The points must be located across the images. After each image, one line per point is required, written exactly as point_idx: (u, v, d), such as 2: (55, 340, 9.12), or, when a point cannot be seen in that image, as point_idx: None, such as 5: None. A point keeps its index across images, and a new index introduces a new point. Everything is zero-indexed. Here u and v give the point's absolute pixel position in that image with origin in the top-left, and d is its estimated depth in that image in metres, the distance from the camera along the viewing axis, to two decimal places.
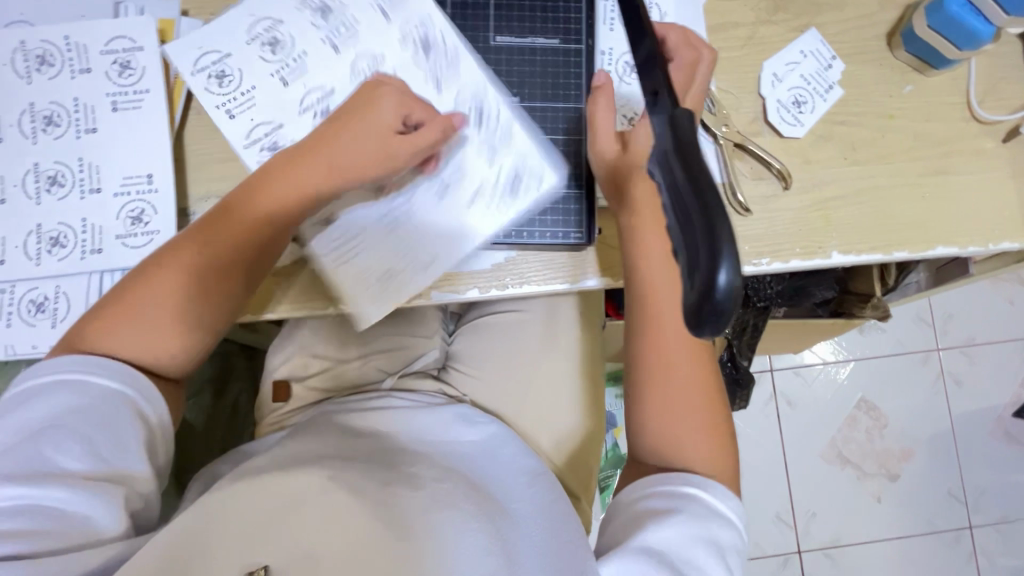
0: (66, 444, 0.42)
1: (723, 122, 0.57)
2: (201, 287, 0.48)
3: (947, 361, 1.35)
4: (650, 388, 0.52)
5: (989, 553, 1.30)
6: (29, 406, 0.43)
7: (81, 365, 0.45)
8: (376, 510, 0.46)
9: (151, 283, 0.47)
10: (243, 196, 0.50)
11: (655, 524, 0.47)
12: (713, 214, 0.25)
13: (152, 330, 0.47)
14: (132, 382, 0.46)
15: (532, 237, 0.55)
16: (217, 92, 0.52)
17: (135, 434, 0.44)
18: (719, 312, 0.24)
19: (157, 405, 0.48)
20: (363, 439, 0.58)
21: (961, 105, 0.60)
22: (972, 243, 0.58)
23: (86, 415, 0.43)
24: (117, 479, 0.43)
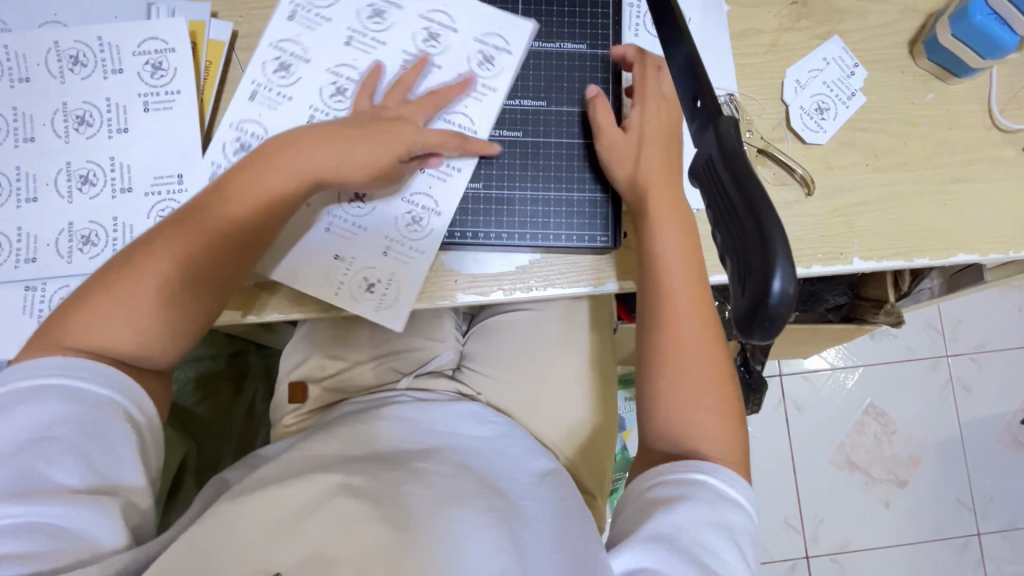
0: (58, 459, 0.41)
1: (747, 129, 0.59)
2: (191, 282, 0.48)
3: (957, 368, 1.35)
4: (662, 372, 0.52)
5: (997, 560, 1.30)
6: (14, 414, 0.42)
7: (67, 369, 0.44)
8: (382, 512, 0.48)
9: (136, 277, 0.47)
10: (245, 188, 0.50)
11: (664, 511, 0.47)
12: (765, 221, 0.25)
13: (139, 325, 0.47)
14: (124, 389, 0.46)
15: (557, 240, 0.56)
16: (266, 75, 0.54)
17: (127, 441, 0.44)
18: (771, 317, 0.25)
19: (144, 406, 0.47)
20: (384, 438, 0.59)
21: (983, 113, 0.60)
22: (993, 250, 0.59)
23: (75, 422, 0.42)
24: (114, 490, 0.43)
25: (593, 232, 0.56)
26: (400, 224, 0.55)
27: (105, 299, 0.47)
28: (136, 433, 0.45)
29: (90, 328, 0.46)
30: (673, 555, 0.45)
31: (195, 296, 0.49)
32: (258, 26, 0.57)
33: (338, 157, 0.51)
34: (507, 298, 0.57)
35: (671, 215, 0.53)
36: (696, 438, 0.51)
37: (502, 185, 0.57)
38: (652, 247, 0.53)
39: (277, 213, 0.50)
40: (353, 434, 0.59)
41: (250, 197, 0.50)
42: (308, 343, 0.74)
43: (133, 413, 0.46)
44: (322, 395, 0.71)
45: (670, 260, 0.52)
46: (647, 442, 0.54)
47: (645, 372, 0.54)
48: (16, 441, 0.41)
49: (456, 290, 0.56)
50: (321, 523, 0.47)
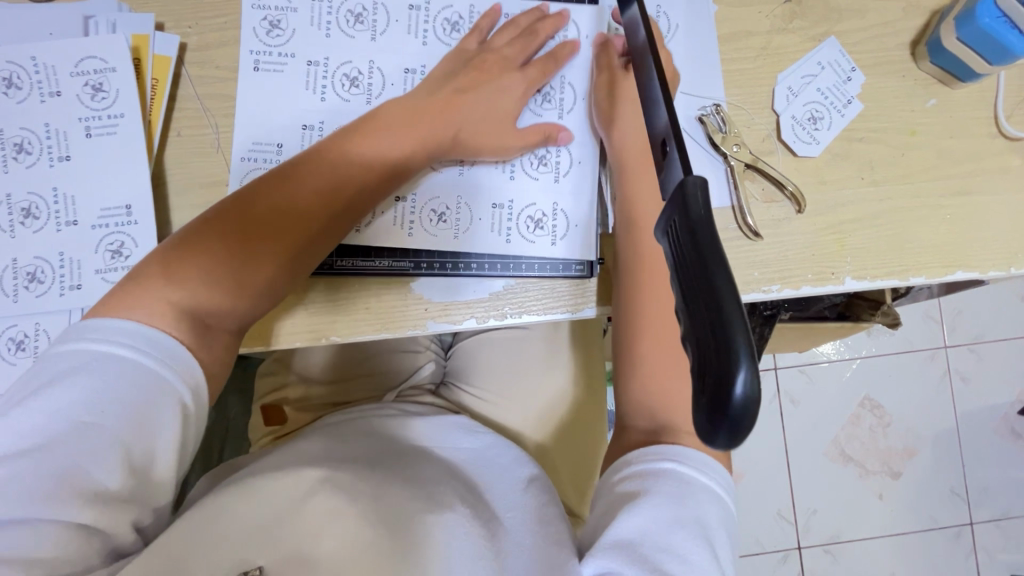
0: (98, 449, 0.39)
1: (735, 142, 0.54)
2: (293, 239, 0.47)
3: (954, 359, 1.33)
4: (642, 349, 0.51)
5: (989, 549, 1.31)
6: (78, 382, 0.40)
7: (137, 341, 0.42)
8: (370, 513, 0.48)
9: (242, 232, 0.46)
10: (358, 139, 0.50)
11: (629, 511, 0.44)
12: (728, 311, 0.22)
13: (223, 284, 0.45)
14: (184, 374, 0.43)
15: (531, 268, 0.54)
16: (263, 40, 0.53)
17: (169, 439, 0.42)
18: (734, 423, 0.21)
19: (199, 397, 0.44)
20: (366, 446, 0.58)
21: (988, 119, 0.56)
22: (994, 267, 0.55)
23: (126, 412, 0.40)
24: (133, 502, 0.41)
25: (585, 228, 0.55)
26: (394, 216, 0.54)
27: (193, 253, 0.45)
28: (182, 430, 0.43)
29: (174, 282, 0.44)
30: (636, 562, 0.42)
31: (281, 258, 0.47)
32: (209, 38, 0.53)
33: (460, 122, 0.52)
34: (480, 326, 0.54)
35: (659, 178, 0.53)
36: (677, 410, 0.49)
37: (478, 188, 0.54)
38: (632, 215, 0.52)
39: (387, 183, 0.50)
40: (336, 444, 0.58)
41: (364, 151, 0.50)
42: (280, 367, 0.72)
43: (187, 405, 0.43)
44: (298, 417, 0.69)
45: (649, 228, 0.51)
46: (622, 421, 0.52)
47: (623, 351, 0.52)
48: (70, 417, 0.39)
49: (427, 319, 0.53)
50: (307, 522, 0.47)
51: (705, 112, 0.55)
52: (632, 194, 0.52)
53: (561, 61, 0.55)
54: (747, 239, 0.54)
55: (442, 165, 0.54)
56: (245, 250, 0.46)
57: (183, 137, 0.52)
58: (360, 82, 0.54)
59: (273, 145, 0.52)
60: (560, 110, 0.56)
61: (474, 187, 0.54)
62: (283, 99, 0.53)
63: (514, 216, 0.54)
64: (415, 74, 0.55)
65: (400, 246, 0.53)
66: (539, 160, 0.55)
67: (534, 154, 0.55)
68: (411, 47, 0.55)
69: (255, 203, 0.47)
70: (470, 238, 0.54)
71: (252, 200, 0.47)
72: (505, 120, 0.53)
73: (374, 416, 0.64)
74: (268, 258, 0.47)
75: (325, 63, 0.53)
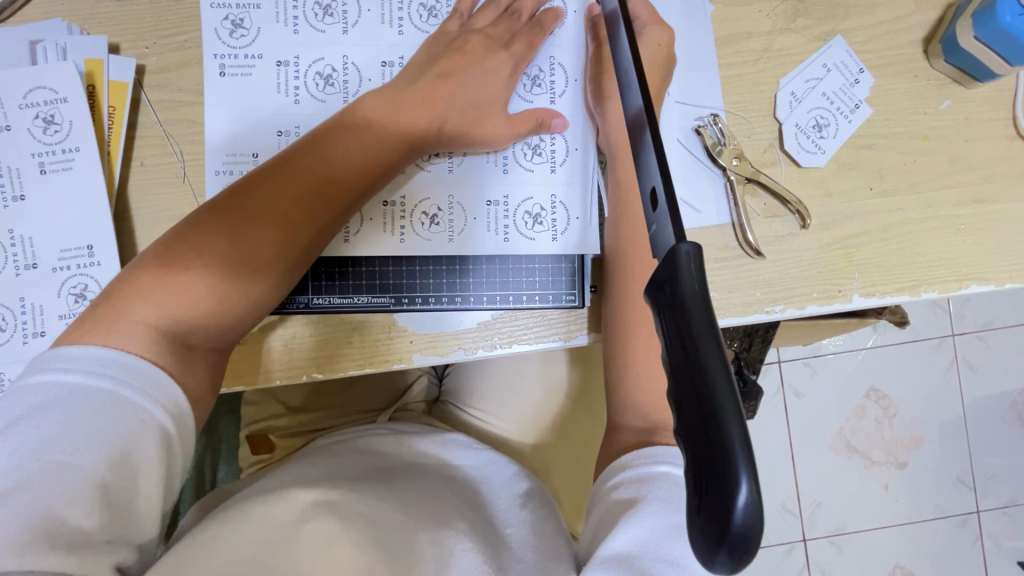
0: (71, 490, 0.35)
1: (736, 154, 0.51)
2: (274, 245, 0.44)
3: (963, 347, 1.27)
4: (642, 375, 0.47)
5: (997, 536, 1.26)
6: (47, 416, 0.36)
7: (115, 369, 0.38)
8: (372, 537, 0.46)
9: (217, 242, 0.42)
10: (336, 136, 0.46)
11: (626, 521, 0.39)
12: (724, 413, 0.20)
13: (204, 299, 0.42)
14: (166, 401, 0.39)
15: (519, 301, 0.50)
16: (227, 43, 0.49)
17: (152, 473, 0.38)
18: (735, 547, 0.19)
19: (185, 429, 0.40)
20: (365, 464, 0.57)
21: (1005, 121, 0.53)
22: (1011, 279, 0.52)
23: (103, 446, 0.36)
24: (113, 544, 0.37)
25: (587, 219, 0.51)
26: (378, 233, 0.50)
27: (171, 268, 0.42)
28: (167, 463, 0.39)
29: (153, 302, 0.41)
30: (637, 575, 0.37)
31: (267, 263, 0.44)
32: (168, 58, 0.49)
33: (445, 109, 0.48)
34: (469, 357, 0.51)
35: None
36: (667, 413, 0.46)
37: (465, 194, 0.50)
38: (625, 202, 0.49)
39: (373, 180, 0.47)
40: (333, 464, 0.56)
41: (345, 146, 0.46)
42: (266, 394, 0.69)
43: (170, 435, 0.39)
44: (285, 445, 0.66)
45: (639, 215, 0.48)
46: (613, 427, 0.48)
47: (615, 375, 0.48)
48: (38, 456, 0.35)
49: (413, 352, 0.50)
50: (307, 548, 0.44)
51: (702, 123, 0.51)
52: (627, 177, 0.49)
53: (546, 29, 0.51)
54: (749, 258, 0.51)
55: (429, 162, 0.50)
56: (225, 260, 0.42)
57: (146, 168, 0.48)
58: (335, 79, 0.50)
59: (249, 155, 0.49)
60: (551, 94, 0.51)
61: (466, 187, 0.50)
62: (250, 115, 0.49)
63: (511, 212, 0.50)
64: (393, 66, 0.50)
65: (388, 252, 0.50)
66: (533, 150, 0.51)
67: (527, 143, 0.51)
68: (386, 36, 0.50)
69: (232, 209, 0.43)
70: (464, 242, 0.50)
71: (230, 206, 0.44)
72: (494, 109, 0.49)
73: (369, 438, 0.61)
74: (252, 266, 0.43)
75: (295, 62, 0.49)
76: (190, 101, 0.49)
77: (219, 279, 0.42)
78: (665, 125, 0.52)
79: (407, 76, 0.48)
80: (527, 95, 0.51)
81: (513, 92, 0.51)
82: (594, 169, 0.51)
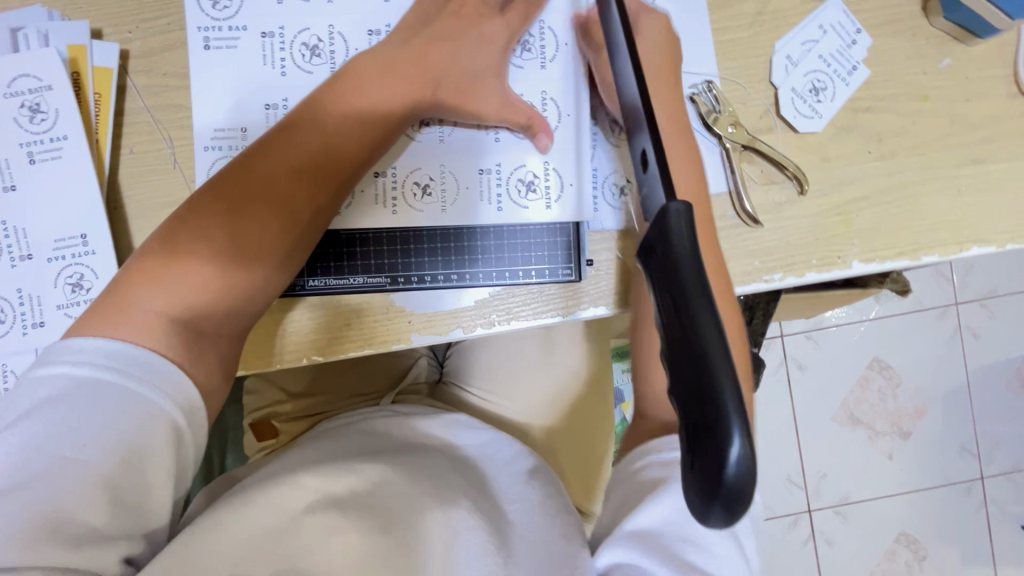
0: (82, 483, 0.35)
1: (730, 122, 0.50)
2: (269, 224, 0.43)
3: (966, 315, 1.26)
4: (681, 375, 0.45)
5: (1001, 501, 1.26)
6: (59, 408, 0.36)
7: (121, 362, 0.38)
8: (370, 524, 0.47)
9: (212, 225, 0.42)
10: (326, 112, 0.45)
11: (649, 499, 0.39)
12: (716, 368, 0.19)
13: (208, 282, 0.42)
14: (174, 395, 0.39)
15: (515, 275, 0.50)
16: (210, 15, 0.48)
17: (163, 465, 0.38)
18: (729, 501, 0.19)
19: (196, 421, 0.40)
20: (371, 447, 0.57)
21: (1006, 78, 0.52)
22: (1012, 240, 0.52)
23: (112, 440, 0.36)
24: (127, 535, 0.37)
25: (582, 185, 0.50)
26: (371, 208, 0.49)
27: (171, 253, 0.42)
28: (178, 455, 0.39)
29: (160, 291, 0.41)
30: (656, 553, 0.38)
31: (268, 240, 0.43)
32: (152, 42, 0.48)
33: (436, 78, 0.46)
34: (468, 335, 0.50)
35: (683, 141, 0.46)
36: None
37: (457, 167, 0.50)
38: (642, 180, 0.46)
39: (365, 156, 0.46)
40: (339, 445, 0.57)
41: (335, 122, 0.45)
42: (265, 381, 0.69)
43: (181, 429, 0.39)
44: (288, 430, 0.66)
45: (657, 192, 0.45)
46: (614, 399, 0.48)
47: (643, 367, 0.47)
48: (50, 451, 0.35)
49: (411, 331, 0.50)
50: (307, 536, 0.45)
51: (696, 90, 0.51)
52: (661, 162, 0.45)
53: None
54: (746, 226, 0.50)
55: (420, 132, 0.49)
56: (221, 243, 0.42)
57: (136, 155, 0.48)
58: (321, 49, 0.49)
59: (237, 129, 0.48)
60: (542, 60, 0.50)
61: (458, 158, 0.50)
62: (237, 94, 0.48)
63: (504, 179, 0.50)
64: (380, 35, 0.49)
65: (382, 227, 0.50)
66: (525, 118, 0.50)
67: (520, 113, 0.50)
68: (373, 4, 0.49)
69: (231, 189, 0.43)
70: (458, 212, 0.50)
71: (228, 186, 0.43)
72: (486, 79, 0.48)
73: (374, 420, 0.62)
74: (255, 244, 0.43)
75: (280, 33, 0.48)
76: (177, 84, 0.49)
77: (215, 261, 0.42)
78: None
79: (398, 44, 0.47)
80: (521, 61, 0.50)
81: (508, 61, 0.49)
82: (588, 136, 0.50)
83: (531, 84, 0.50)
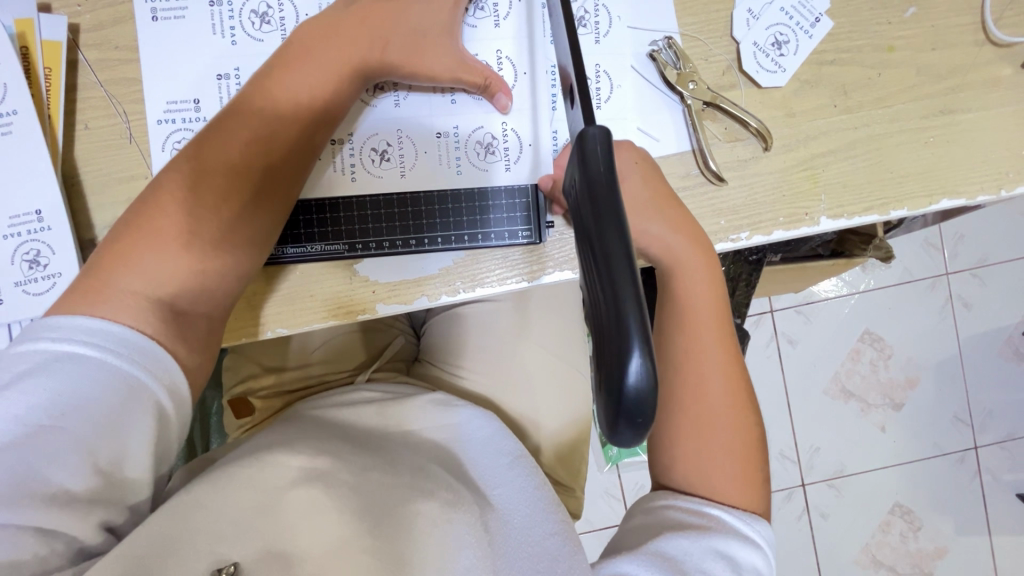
0: (58, 451, 0.35)
1: (691, 79, 0.49)
2: (232, 197, 0.42)
3: (957, 285, 1.24)
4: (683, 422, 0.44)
5: (996, 470, 1.25)
6: (39, 382, 0.36)
7: (100, 338, 0.38)
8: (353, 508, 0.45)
9: (175, 200, 0.42)
10: (278, 78, 0.44)
11: (678, 532, 0.41)
12: (620, 287, 0.20)
13: (181, 258, 0.41)
14: (154, 369, 0.38)
15: (476, 240, 0.49)
16: None
17: (143, 439, 0.38)
18: (632, 416, 0.20)
19: (178, 397, 0.40)
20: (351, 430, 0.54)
21: (972, 26, 0.51)
22: (983, 191, 0.51)
23: (89, 413, 0.36)
24: (105, 501, 0.37)
25: (540, 145, 0.50)
26: (329, 178, 0.49)
27: (135, 229, 0.41)
28: (158, 428, 0.39)
29: (134, 271, 0.40)
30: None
31: (238, 214, 0.43)
32: (102, 15, 0.48)
33: (383, 38, 0.46)
34: (433, 304, 0.50)
35: (694, 271, 0.45)
36: (706, 464, 0.44)
37: (415, 133, 0.49)
38: (674, 284, 0.46)
39: (324, 122, 0.45)
40: (314, 426, 0.54)
41: (287, 89, 0.44)
42: (238, 356, 0.68)
43: (165, 409, 0.39)
44: (264, 407, 0.66)
45: (695, 276, 0.45)
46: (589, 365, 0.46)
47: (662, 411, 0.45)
48: (30, 425, 0.35)
49: (376, 302, 0.49)
50: (291, 515, 0.43)
51: (656, 47, 0.50)
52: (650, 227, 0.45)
53: None
54: (710, 184, 0.50)
55: (375, 97, 0.49)
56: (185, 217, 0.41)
57: (91, 130, 0.48)
58: (271, 17, 0.48)
59: (191, 102, 0.48)
60: (496, 18, 0.49)
61: (414, 122, 0.49)
62: (189, 63, 0.48)
63: (463, 143, 0.49)
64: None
65: (342, 196, 0.49)
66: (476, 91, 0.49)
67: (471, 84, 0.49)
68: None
69: (197, 163, 0.43)
70: (417, 177, 0.49)
71: (194, 160, 0.43)
72: (437, 37, 0.47)
73: (344, 408, 0.57)
74: (221, 217, 0.42)
75: (228, 1, 0.48)
76: (129, 56, 0.48)
77: (179, 234, 0.41)
78: (617, 50, 0.50)
79: (346, 7, 0.46)
80: (473, 21, 0.49)
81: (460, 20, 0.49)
82: (545, 94, 0.50)
83: (485, 45, 0.49)
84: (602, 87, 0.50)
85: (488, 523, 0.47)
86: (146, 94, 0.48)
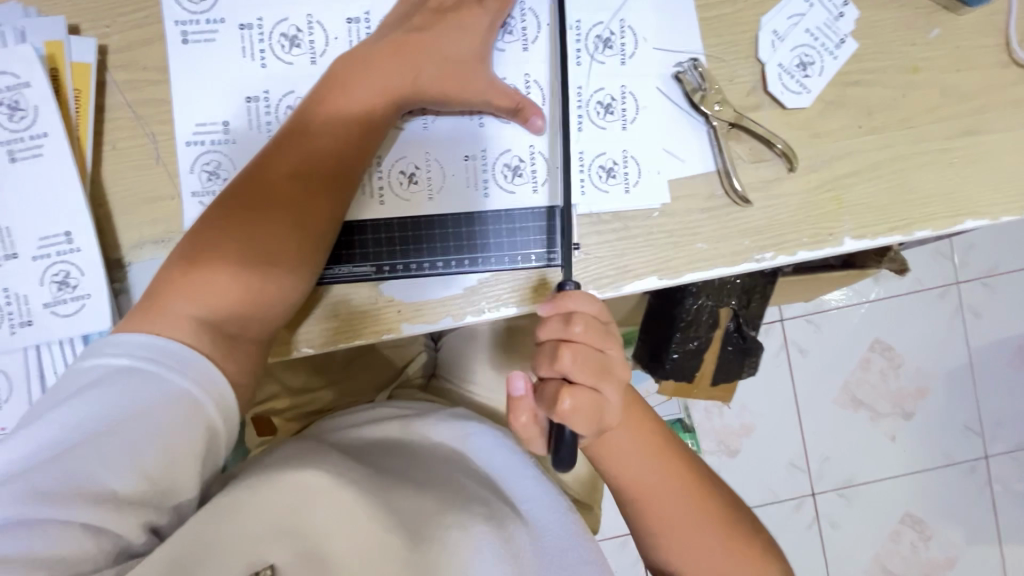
0: (112, 456, 0.36)
1: (717, 100, 0.49)
2: (280, 226, 0.43)
3: (968, 294, 1.24)
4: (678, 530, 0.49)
5: (1006, 480, 1.24)
6: (102, 391, 0.37)
7: (153, 352, 0.39)
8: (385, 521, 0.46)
9: (229, 231, 0.43)
10: (317, 110, 0.45)
11: None
12: None
13: (235, 286, 0.42)
14: (205, 385, 0.39)
15: (501, 261, 0.49)
16: (187, 8, 0.48)
17: (191, 452, 0.38)
18: None
19: (226, 412, 0.40)
20: (375, 451, 0.54)
21: (996, 47, 0.51)
22: (1006, 212, 0.51)
23: (143, 421, 0.37)
24: (152, 505, 0.37)
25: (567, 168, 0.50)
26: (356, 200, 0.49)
27: (191, 259, 0.42)
28: (206, 442, 0.39)
29: (186, 294, 0.41)
30: None
31: (284, 240, 0.43)
32: (129, 37, 0.48)
33: (417, 68, 0.46)
34: (457, 324, 0.50)
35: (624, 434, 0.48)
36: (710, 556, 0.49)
37: (442, 155, 0.49)
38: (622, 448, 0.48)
39: (364, 148, 0.45)
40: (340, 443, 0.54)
41: (327, 120, 0.45)
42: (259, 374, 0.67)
43: (216, 426, 0.40)
44: (287, 427, 0.66)
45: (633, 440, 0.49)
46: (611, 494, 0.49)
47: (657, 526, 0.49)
48: (88, 430, 0.36)
49: (401, 322, 0.49)
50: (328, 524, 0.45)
51: (682, 68, 0.50)
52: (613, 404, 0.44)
53: None
54: (735, 205, 0.50)
55: (403, 120, 0.49)
56: (238, 250, 0.43)
57: (119, 151, 0.48)
58: (301, 40, 0.48)
59: (220, 123, 0.48)
60: (524, 42, 0.50)
61: (441, 145, 0.49)
62: (218, 86, 0.48)
63: (490, 166, 0.49)
64: (359, 23, 0.49)
65: (369, 218, 0.49)
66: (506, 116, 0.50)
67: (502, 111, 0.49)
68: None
69: (246, 193, 0.43)
70: (444, 200, 0.49)
71: (243, 189, 0.44)
72: (469, 65, 0.47)
73: (363, 426, 0.56)
74: (271, 246, 0.43)
75: (258, 25, 0.48)
76: (157, 79, 0.48)
77: (233, 262, 0.42)
78: (643, 72, 0.50)
79: (381, 37, 0.47)
80: (501, 44, 0.49)
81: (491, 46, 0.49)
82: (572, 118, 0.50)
83: (514, 68, 0.50)
84: (628, 108, 0.50)
85: (516, 538, 0.47)
86: (176, 116, 0.48)
